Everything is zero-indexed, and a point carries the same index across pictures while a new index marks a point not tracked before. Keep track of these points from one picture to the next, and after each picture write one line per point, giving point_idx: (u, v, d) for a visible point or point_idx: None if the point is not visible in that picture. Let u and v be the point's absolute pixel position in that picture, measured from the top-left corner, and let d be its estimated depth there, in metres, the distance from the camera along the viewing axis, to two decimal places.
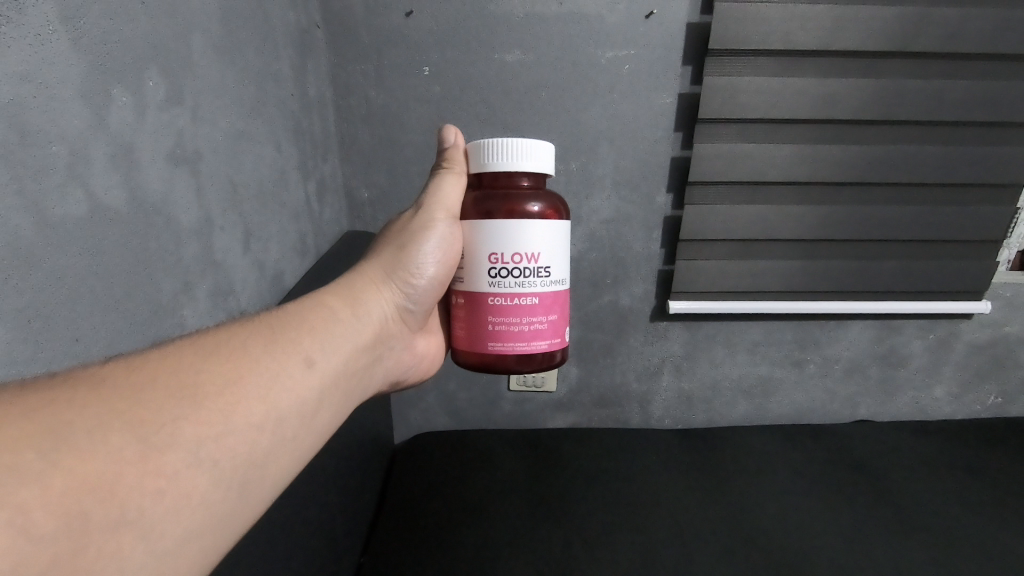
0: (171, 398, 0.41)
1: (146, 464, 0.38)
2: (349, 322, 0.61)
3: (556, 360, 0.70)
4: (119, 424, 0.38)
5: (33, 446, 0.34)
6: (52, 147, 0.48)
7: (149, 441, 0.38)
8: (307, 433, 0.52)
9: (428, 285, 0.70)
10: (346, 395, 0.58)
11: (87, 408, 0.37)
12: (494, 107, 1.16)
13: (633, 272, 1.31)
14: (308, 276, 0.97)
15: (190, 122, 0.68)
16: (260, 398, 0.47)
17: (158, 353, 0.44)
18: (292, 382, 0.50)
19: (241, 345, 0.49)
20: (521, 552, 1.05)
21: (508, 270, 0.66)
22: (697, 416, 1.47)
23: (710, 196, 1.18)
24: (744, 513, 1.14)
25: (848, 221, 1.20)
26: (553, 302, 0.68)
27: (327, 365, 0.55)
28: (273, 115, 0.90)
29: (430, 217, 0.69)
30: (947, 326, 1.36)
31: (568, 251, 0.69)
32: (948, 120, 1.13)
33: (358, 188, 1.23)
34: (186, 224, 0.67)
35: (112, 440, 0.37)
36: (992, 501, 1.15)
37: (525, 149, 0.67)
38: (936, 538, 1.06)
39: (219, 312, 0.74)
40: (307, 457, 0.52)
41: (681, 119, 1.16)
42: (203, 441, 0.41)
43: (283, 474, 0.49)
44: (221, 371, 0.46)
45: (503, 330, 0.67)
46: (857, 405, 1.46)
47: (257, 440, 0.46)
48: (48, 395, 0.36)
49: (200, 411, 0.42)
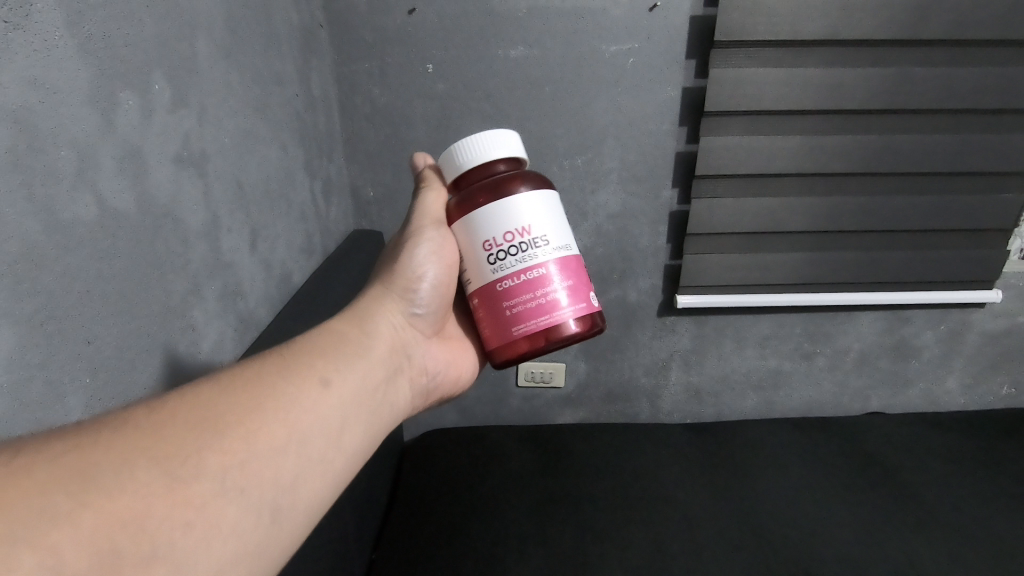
0: (190, 430, 0.41)
1: (176, 497, 0.37)
2: (361, 340, 0.61)
3: (590, 323, 0.67)
4: (143, 461, 0.37)
5: (59, 489, 0.33)
6: (60, 152, 0.48)
7: (174, 474, 0.38)
8: (335, 453, 0.51)
9: (430, 291, 0.70)
10: (371, 414, 0.57)
11: (108, 448, 0.37)
12: (499, 103, 1.16)
13: (640, 267, 1.31)
14: (316, 276, 0.98)
15: (196, 124, 0.68)
16: (280, 422, 0.46)
17: (173, 390, 0.44)
18: (312, 404, 0.50)
19: (254, 373, 0.49)
20: (532, 549, 1.05)
21: (505, 250, 0.64)
22: (706, 410, 1.47)
23: (717, 189, 1.18)
24: (754, 506, 1.14)
25: (857, 212, 1.19)
26: (564, 269, 0.66)
27: (346, 385, 0.55)
28: (278, 116, 0.90)
29: (417, 226, 0.69)
30: (959, 316, 1.35)
31: (562, 215, 0.68)
32: (956, 108, 1.11)
33: (365, 187, 1.23)
34: (194, 226, 0.67)
35: (138, 475, 0.36)
36: (1004, 493, 1.14)
37: (491, 139, 0.69)
38: (948, 532, 1.06)
39: (229, 313, 0.75)
40: (339, 478, 0.51)
41: (686, 112, 1.15)
42: (228, 469, 0.41)
43: (316, 497, 0.48)
44: (237, 399, 0.45)
45: (523, 310, 0.64)
46: (868, 397, 1.45)
47: (282, 464, 0.45)
48: (68, 440, 0.36)
49: (221, 440, 0.42)
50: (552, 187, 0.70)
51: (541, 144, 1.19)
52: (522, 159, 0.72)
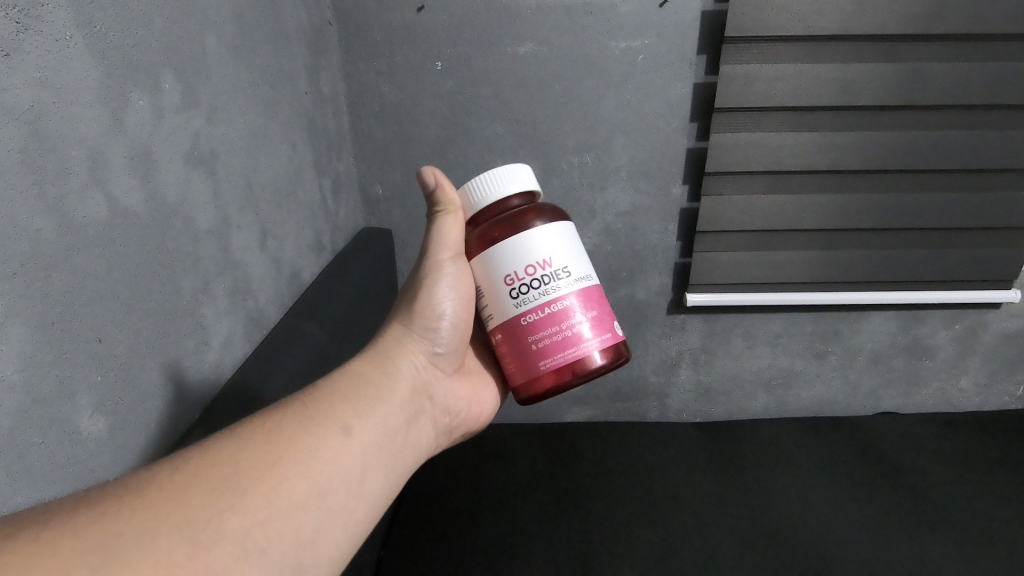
0: (212, 491, 0.43)
1: (195, 565, 0.39)
2: (383, 381, 0.62)
3: (616, 353, 0.69)
4: (165, 528, 0.39)
5: (82, 564, 0.35)
6: (70, 151, 0.48)
7: (195, 541, 0.40)
8: (357, 502, 0.52)
9: (451, 328, 0.71)
10: (394, 457, 0.59)
11: (133, 517, 0.39)
12: (507, 100, 1.15)
13: (650, 265, 1.30)
14: (325, 274, 0.98)
15: (205, 123, 0.68)
16: (300, 475, 0.48)
17: (198, 448, 0.46)
18: (332, 453, 0.52)
19: (276, 424, 0.51)
20: (541, 546, 1.05)
21: (528, 284, 0.66)
22: (715, 409, 1.46)
23: (727, 185, 1.16)
24: (763, 505, 1.13)
25: (870, 209, 1.18)
26: (586, 299, 0.68)
27: (368, 430, 0.56)
28: (287, 113, 0.90)
29: (436, 260, 0.69)
30: (974, 315, 1.33)
31: (580, 245, 0.69)
32: (974, 105, 1.09)
33: (373, 185, 1.23)
34: (204, 224, 0.67)
35: (158, 545, 0.38)
36: (1019, 496, 1.12)
37: (503, 175, 0.72)
38: (962, 536, 1.04)
39: (239, 311, 0.75)
40: (362, 526, 0.53)
41: (697, 108, 1.14)
42: (249, 531, 0.43)
43: (339, 548, 0.50)
44: (260, 454, 0.47)
45: (548, 344, 0.66)
46: (879, 396, 1.43)
47: (302, 520, 0.47)
48: (94, 509, 0.38)
49: (242, 501, 0.44)
50: (566, 217, 0.72)
51: (551, 141, 1.19)
52: (534, 192, 0.75)
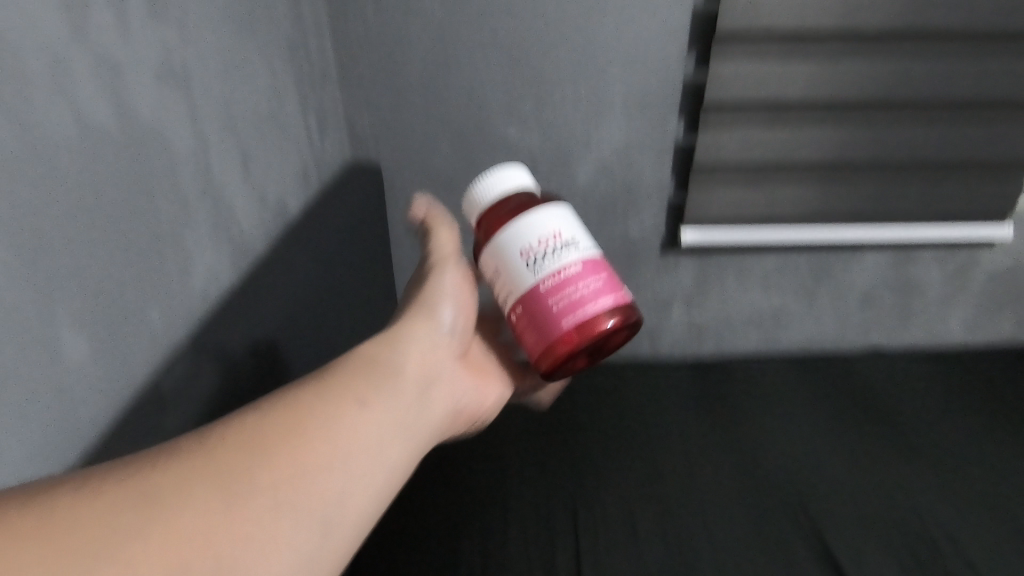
0: (243, 454, 0.48)
1: (232, 514, 0.44)
2: (392, 355, 0.66)
3: (629, 314, 0.69)
4: (202, 484, 0.44)
5: (131, 506, 0.41)
6: (30, 56, 0.46)
7: (230, 494, 0.44)
8: (379, 467, 0.56)
9: (455, 314, 0.78)
10: (410, 427, 0.62)
11: (170, 472, 0.44)
12: (499, 25, 1.10)
13: (644, 201, 1.28)
14: (312, 207, 0.96)
15: (177, 39, 0.65)
16: (322, 443, 0.52)
17: (230, 419, 0.51)
18: (350, 423, 0.56)
19: (296, 398, 0.55)
20: (532, 484, 1.09)
21: (541, 253, 0.67)
22: (706, 346, 1.47)
23: (726, 121, 1.13)
24: (746, 444, 1.17)
25: (869, 145, 1.15)
26: (595, 264, 0.69)
27: (384, 402, 0.60)
28: (265, 35, 0.86)
29: (436, 269, 0.78)
30: (965, 254, 1.33)
31: (582, 220, 0.72)
32: (988, 31, 1.04)
33: (359, 118, 1.18)
34: (181, 148, 0.65)
35: (198, 494, 0.43)
36: (999, 438, 1.16)
37: (502, 176, 0.75)
38: (939, 479, 1.08)
39: (223, 243, 0.72)
40: (384, 490, 0.57)
41: (695, 36, 1.10)
42: (278, 490, 0.47)
43: (366, 509, 0.54)
44: (284, 426, 0.51)
45: (566, 305, 0.66)
46: (867, 333, 1.44)
47: (329, 480, 0.51)
48: (139, 467, 0.43)
49: (270, 461, 0.48)
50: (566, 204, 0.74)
51: (544, 69, 1.14)
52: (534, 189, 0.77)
